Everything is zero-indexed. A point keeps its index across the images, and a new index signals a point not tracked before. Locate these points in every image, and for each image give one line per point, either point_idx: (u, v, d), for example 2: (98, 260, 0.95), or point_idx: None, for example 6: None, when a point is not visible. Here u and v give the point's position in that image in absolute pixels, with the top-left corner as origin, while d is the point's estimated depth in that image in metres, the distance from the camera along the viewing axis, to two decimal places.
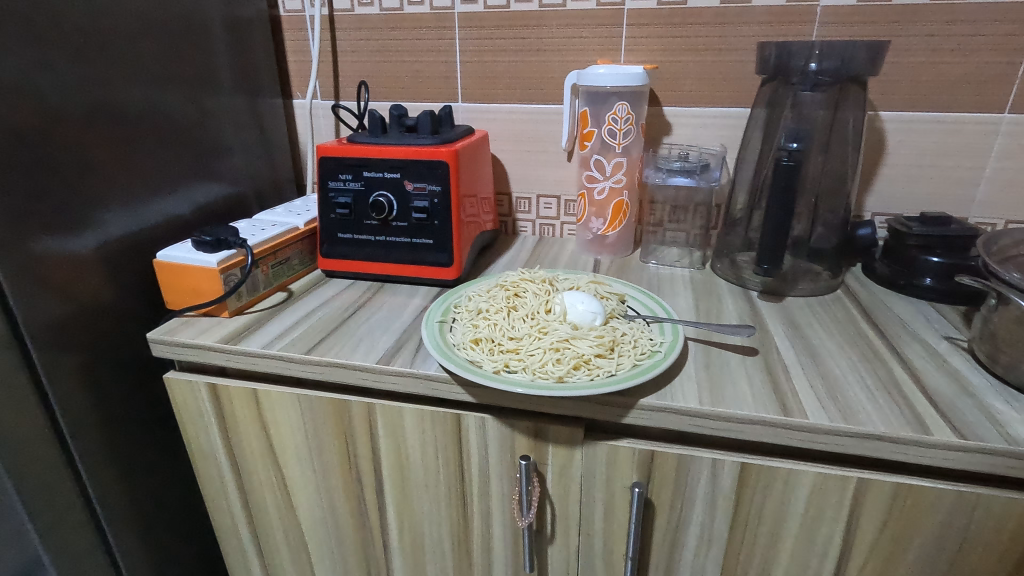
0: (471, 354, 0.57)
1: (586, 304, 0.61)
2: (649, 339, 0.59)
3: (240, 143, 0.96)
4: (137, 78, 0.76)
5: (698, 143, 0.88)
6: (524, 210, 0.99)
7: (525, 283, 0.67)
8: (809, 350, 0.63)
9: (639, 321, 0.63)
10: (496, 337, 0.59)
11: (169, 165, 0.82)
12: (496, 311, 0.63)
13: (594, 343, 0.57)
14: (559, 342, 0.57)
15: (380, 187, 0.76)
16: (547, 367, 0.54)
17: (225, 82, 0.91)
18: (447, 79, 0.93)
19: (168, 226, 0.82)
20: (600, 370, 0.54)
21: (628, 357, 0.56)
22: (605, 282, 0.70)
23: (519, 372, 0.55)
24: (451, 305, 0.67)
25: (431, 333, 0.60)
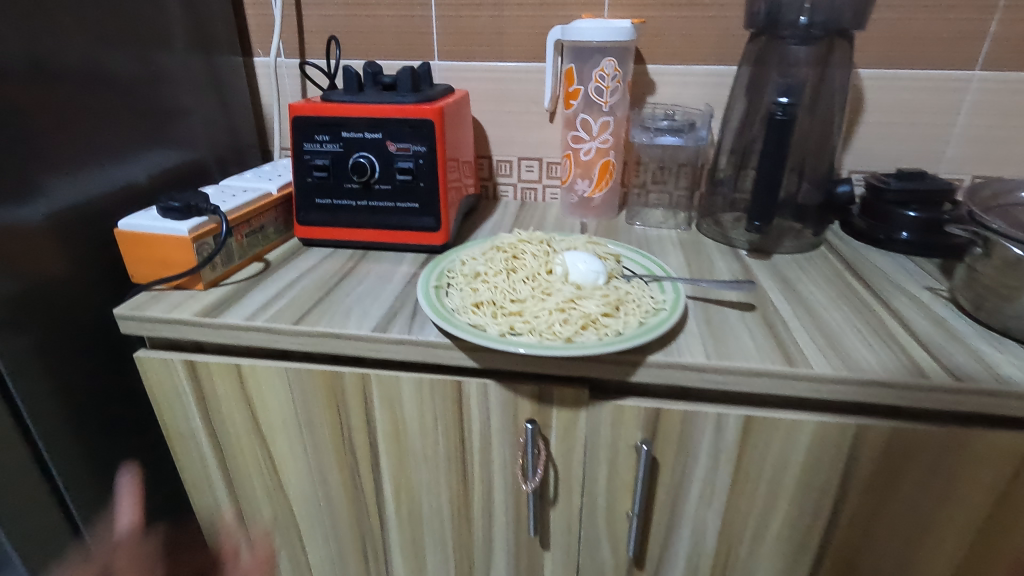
0: (473, 318, 0.55)
1: (589, 264, 0.60)
2: (651, 297, 0.59)
3: (197, 104, 0.88)
4: (80, 30, 0.68)
5: (682, 102, 0.86)
6: (505, 173, 0.96)
7: (523, 245, 0.66)
8: (804, 304, 0.64)
9: (640, 279, 0.63)
10: (499, 301, 0.57)
11: (122, 127, 0.75)
12: (495, 274, 0.61)
13: (600, 303, 0.56)
14: (565, 303, 0.56)
15: (360, 148, 0.72)
16: (554, 328, 0.53)
17: (177, 36, 0.84)
18: (422, 35, 0.88)
19: (125, 195, 0.76)
20: (609, 328, 0.54)
21: (634, 315, 0.55)
22: (601, 242, 0.69)
23: (525, 334, 0.53)
24: (445, 269, 0.65)
25: (428, 298, 0.58)
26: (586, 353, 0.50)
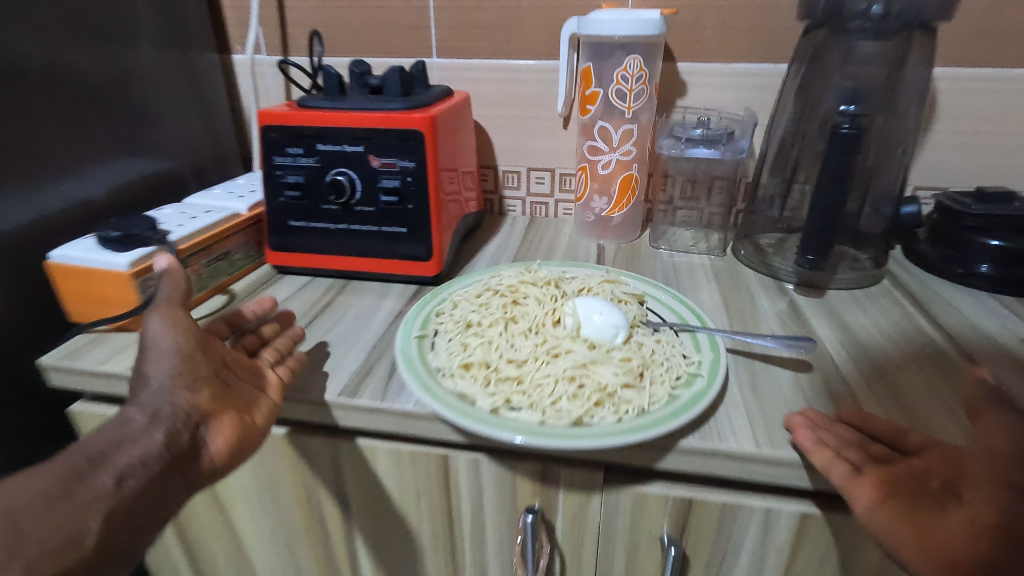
0: (460, 386, 0.45)
1: (606, 315, 0.50)
2: (682, 359, 0.48)
3: (170, 108, 0.79)
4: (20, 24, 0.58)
5: (718, 106, 0.74)
6: (512, 186, 0.85)
7: (525, 287, 0.55)
8: (867, 356, 0.52)
9: (667, 331, 0.52)
10: (494, 362, 0.47)
11: (76, 136, 0.65)
12: (490, 324, 0.50)
13: (620, 371, 0.46)
14: (575, 369, 0.46)
15: (338, 163, 0.61)
16: (560, 405, 0.43)
17: (145, 32, 0.74)
18: (418, 28, 0.77)
19: (77, 214, 0.66)
20: (629, 405, 0.43)
21: (662, 385, 0.45)
22: (619, 279, 0.59)
23: (524, 410, 0.43)
24: (432, 312, 0.54)
25: (406, 355, 0.48)
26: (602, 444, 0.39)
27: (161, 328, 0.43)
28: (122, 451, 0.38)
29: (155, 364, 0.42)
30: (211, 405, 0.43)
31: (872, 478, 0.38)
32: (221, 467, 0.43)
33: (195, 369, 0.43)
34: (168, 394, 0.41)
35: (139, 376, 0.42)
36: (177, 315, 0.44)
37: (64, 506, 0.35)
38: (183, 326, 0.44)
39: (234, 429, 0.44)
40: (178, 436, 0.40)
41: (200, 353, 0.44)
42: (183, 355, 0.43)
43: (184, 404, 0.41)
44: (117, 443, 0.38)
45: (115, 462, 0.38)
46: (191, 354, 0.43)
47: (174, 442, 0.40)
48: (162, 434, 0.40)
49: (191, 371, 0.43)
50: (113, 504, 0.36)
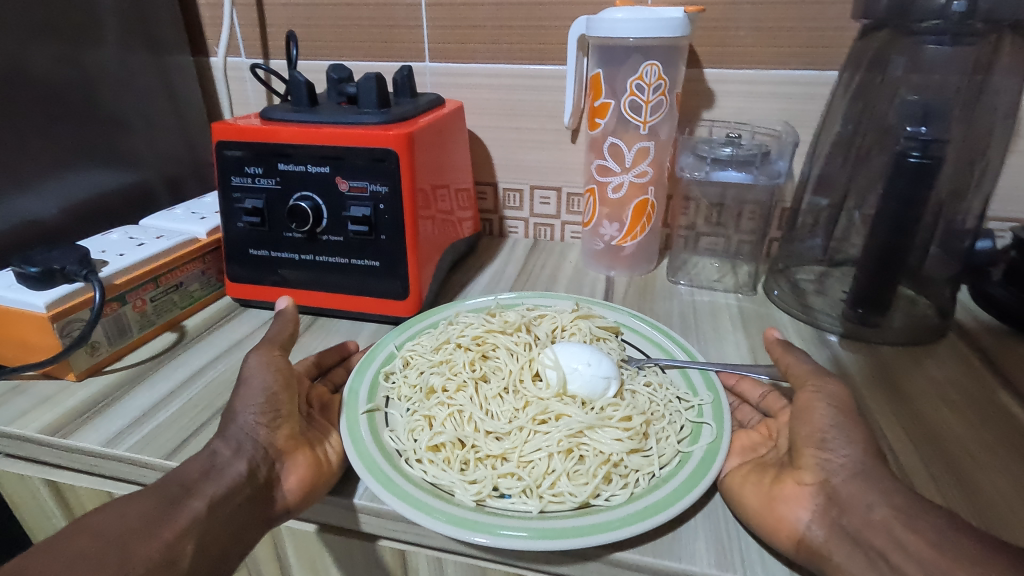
0: (435, 474, 0.39)
1: (593, 366, 0.45)
2: (681, 406, 0.44)
3: (145, 115, 0.72)
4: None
5: (751, 120, 0.63)
6: (514, 205, 0.75)
7: (492, 337, 0.51)
8: (898, 392, 0.48)
9: (654, 369, 0.49)
10: (471, 440, 0.42)
11: (24, 148, 0.58)
12: (460, 390, 0.46)
13: (622, 434, 0.42)
14: (570, 438, 0.42)
15: (302, 187, 0.53)
16: (559, 486, 0.38)
17: (112, 30, 0.66)
18: (408, 28, 0.68)
19: (24, 236, 0.59)
20: (639, 474, 0.39)
21: (668, 442, 0.41)
22: (592, 313, 0.55)
23: (516, 494, 0.38)
24: (382, 373, 0.47)
25: (359, 440, 0.39)
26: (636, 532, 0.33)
27: (256, 366, 0.42)
28: (208, 481, 0.35)
29: (243, 402, 0.39)
30: (296, 440, 0.39)
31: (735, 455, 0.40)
32: (292, 511, 0.37)
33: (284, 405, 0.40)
34: (251, 430, 0.38)
35: (226, 413, 0.40)
36: (273, 356, 0.43)
37: (157, 532, 0.32)
38: (277, 366, 0.42)
39: (309, 466, 0.38)
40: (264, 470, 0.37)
41: (287, 391, 0.41)
42: (270, 392, 0.40)
43: (264, 439, 0.38)
44: (204, 474, 0.35)
45: (205, 491, 0.35)
46: (279, 390, 0.40)
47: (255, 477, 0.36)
48: (243, 466, 0.36)
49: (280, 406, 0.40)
50: (205, 532, 0.33)
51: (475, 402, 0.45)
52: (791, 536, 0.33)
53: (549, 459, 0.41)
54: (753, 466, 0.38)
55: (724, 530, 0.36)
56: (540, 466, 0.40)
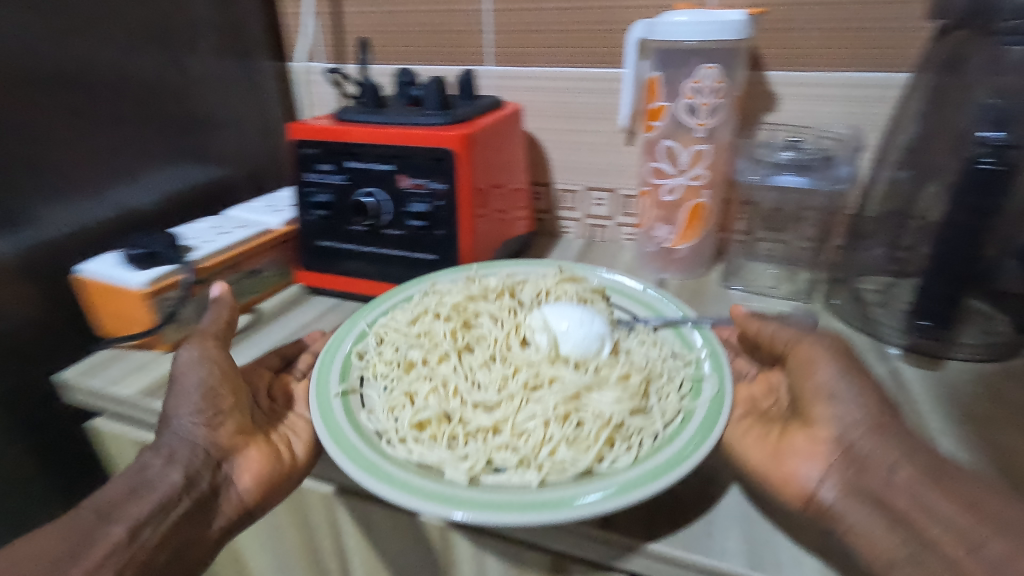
0: (422, 453, 0.39)
1: (583, 325, 0.48)
2: (677, 362, 0.47)
3: (232, 116, 0.78)
4: (72, 31, 0.59)
5: (816, 123, 0.61)
6: (569, 206, 0.76)
7: (473, 304, 0.51)
8: (963, 410, 0.45)
9: (644, 329, 0.51)
10: (458, 413, 0.43)
11: (131, 144, 0.65)
12: (442, 359, 0.47)
13: (624, 395, 0.43)
14: (568, 404, 0.42)
15: (368, 183, 0.57)
16: (557, 455, 0.39)
17: (204, 39, 0.73)
18: (471, 33, 0.71)
19: (126, 223, 0.66)
20: (642, 435, 0.41)
21: (670, 398, 0.44)
22: (577, 276, 0.56)
23: (511, 466, 0.39)
24: (354, 352, 0.48)
25: (334, 426, 0.40)
26: (650, 492, 0.34)
27: (192, 361, 0.45)
28: (135, 501, 0.39)
29: (179, 406, 0.43)
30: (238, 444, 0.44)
31: (739, 406, 0.46)
32: (249, 503, 0.43)
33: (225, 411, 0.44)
34: (185, 434, 0.42)
35: (165, 415, 0.43)
36: (207, 347, 0.46)
37: (82, 556, 0.36)
38: (216, 361, 0.45)
39: (258, 461, 0.43)
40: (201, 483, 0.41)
41: (227, 384, 0.44)
42: (207, 388, 0.43)
43: (203, 443, 0.42)
44: (131, 493, 0.39)
45: (129, 512, 0.38)
46: (216, 386, 0.44)
47: (189, 490, 0.40)
48: (178, 475, 0.40)
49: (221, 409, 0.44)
50: (132, 555, 0.37)
51: (458, 373, 0.46)
52: (801, 495, 0.38)
53: (546, 427, 0.41)
54: (756, 421, 0.44)
55: (754, 532, 0.37)
56: (537, 436, 0.41)
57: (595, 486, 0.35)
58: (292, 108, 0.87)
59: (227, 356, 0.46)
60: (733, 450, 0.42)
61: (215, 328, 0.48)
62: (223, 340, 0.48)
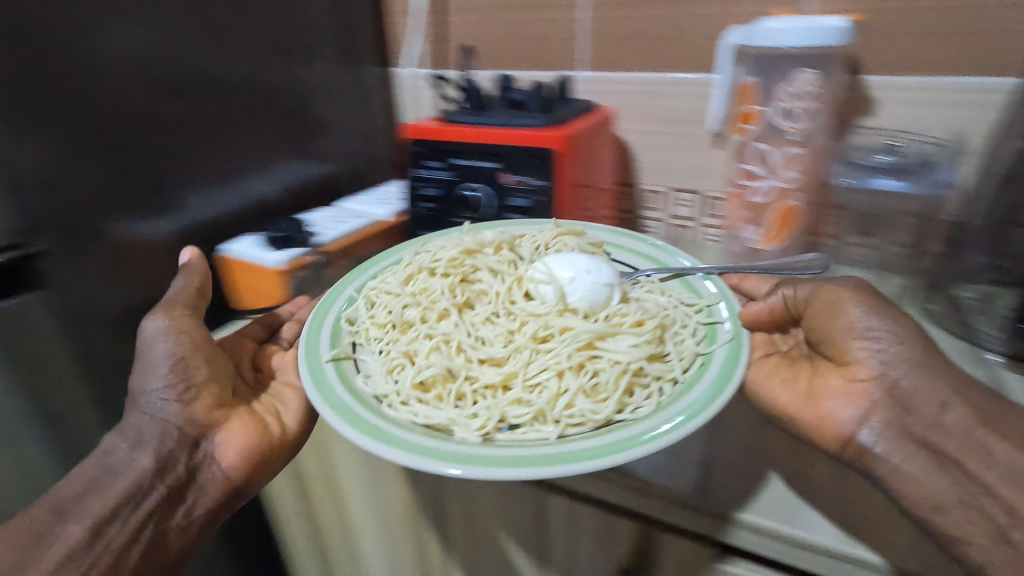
0: (430, 415, 0.43)
1: (592, 273, 0.51)
2: (688, 307, 0.51)
3: (341, 119, 0.86)
4: (206, 43, 0.66)
5: (915, 128, 0.61)
6: (653, 206, 0.79)
7: (469, 261, 0.56)
8: None
9: (647, 281, 0.55)
10: (464, 372, 0.47)
11: (257, 140, 0.74)
12: (438, 316, 0.52)
13: (638, 341, 0.48)
14: (582, 355, 0.48)
15: (474, 178, 0.62)
16: (567, 410, 0.44)
17: (322, 49, 0.81)
18: (568, 40, 0.75)
19: (252, 210, 0.75)
20: (662, 381, 0.46)
21: (686, 345, 0.48)
22: (575, 229, 0.59)
23: (524, 422, 0.44)
24: (342, 317, 0.51)
25: (327, 391, 0.41)
26: (700, 424, 0.37)
27: (159, 330, 0.48)
28: (93, 496, 0.46)
29: (150, 380, 0.47)
30: (211, 425, 0.49)
31: (760, 348, 0.53)
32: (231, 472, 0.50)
33: (198, 389, 0.49)
34: (157, 418, 0.47)
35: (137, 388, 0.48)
36: (177, 314, 0.49)
37: (48, 549, 0.43)
38: (185, 331, 0.49)
39: (241, 437, 0.50)
40: (174, 471, 0.47)
41: (196, 355, 0.48)
42: (176, 358, 0.47)
43: (175, 420, 0.47)
44: (91, 488, 0.46)
45: (84, 512, 0.45)
46: (184, 360, 0.48)
47: (151, 484, 0.46)
48: (147, 462, 0.46)
49: (191, 385, 0.48)
50: (97, 552, 0.44)
51: (460, 330, 0.51)
52: (838, 438, 0.43)
53: (560, 379, 0.46)
54: (777, 360, 0.51)
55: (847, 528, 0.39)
56: (552, 389, 0.45)
57: (611, 435, 0.37)
58: (392, 111, 0.93)
59: (196, 323, 0.50)
60: (766, 393, 0.48)
61: (186, 299, 0.51)
62: (195, 309, 0.52)
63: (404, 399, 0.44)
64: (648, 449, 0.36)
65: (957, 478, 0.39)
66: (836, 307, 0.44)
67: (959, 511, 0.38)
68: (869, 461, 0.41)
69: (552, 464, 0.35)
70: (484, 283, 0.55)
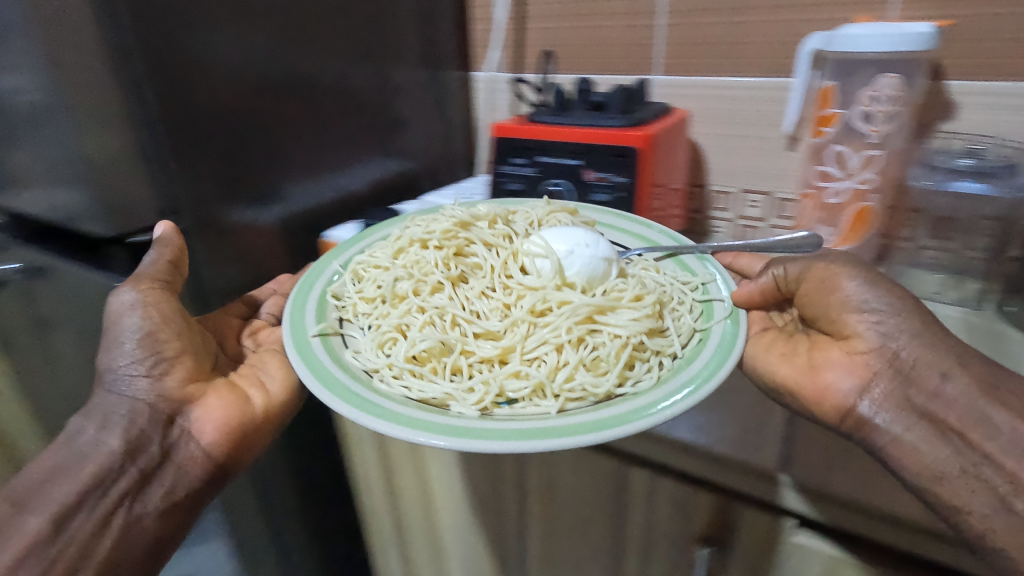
0: (423, 389, 0.47)
1: (591, 247, 0.54)
2: (684, 282, 0.55)
3: (422, 119, 0.92)
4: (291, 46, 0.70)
5: (997, 133, 0.61)
6: (721, 206, 0.81)
7: (462, 234, 0.58)
8: None
9: (641, 260, 0.58)
10: (458, 345, 0.50)
11: (350, 138, 0.80)
12: (430, 290, 0.55)
13: (639, 316, 0.51)
14: (582, 329, 0.51)
15: (557, 175, 0.66)
16: (564, 382, 0.47)
17: (409, 54, 0.86)
18: (645, 46, 0.79)
19: (343, 202, 0.81)
20: (662, 356, 0.49)
21: (685, 320, 0.52)
22: (568, 207, 0.62)
23: (522, 395, 0.47)
24: (329, 292, 0.55)
25: (316, 364, 0.44)
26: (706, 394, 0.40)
27: (135, 309, 0.51)
28: (57, 482, 0.49)
29: (120, 356, 0.51)
30: (185, 401, 0.53)
31: (757, 324, 0.55)
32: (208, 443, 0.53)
33: (174, 365, 0.52)
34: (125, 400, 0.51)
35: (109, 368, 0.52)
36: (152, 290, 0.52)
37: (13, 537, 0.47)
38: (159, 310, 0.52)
39: (215, 413, 0.53)
40: (150, 449, 0.51)
41: (166, 329, 0.52)
42: (149, 334, 0.51)
43: (147, 399, 0.51)
44: (54, 476, 0.50)
45: (46, 500, 0.49)
46: (157, 337, 0.51)
47: (113, 471, 0.49)
48: (113, 446, 0.50)
49: (163, 362, 0.52)
50: (62, 540, 0.48)
51: (455, 304, 0.54)
52: (838, 410, 0.45)
53: (559, 354, 0.50)
54: (775, 336, 0.53)
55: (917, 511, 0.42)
56: (552, 365, 0.48)
57: (606, 409, 0.40)
58: (468, 112, 0.99)
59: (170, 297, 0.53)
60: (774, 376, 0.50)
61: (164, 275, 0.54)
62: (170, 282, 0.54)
63: (396, 372, 0.48)
64: (648, 420, 0.38)
65: (960, 448, 0.42)
66: (832, 282, 0.47)
67: (959, 480, 0.41)
68: (869, 431, 0.44)
69: (539, 436, 0.37)
70: (479, 258, 0.57)
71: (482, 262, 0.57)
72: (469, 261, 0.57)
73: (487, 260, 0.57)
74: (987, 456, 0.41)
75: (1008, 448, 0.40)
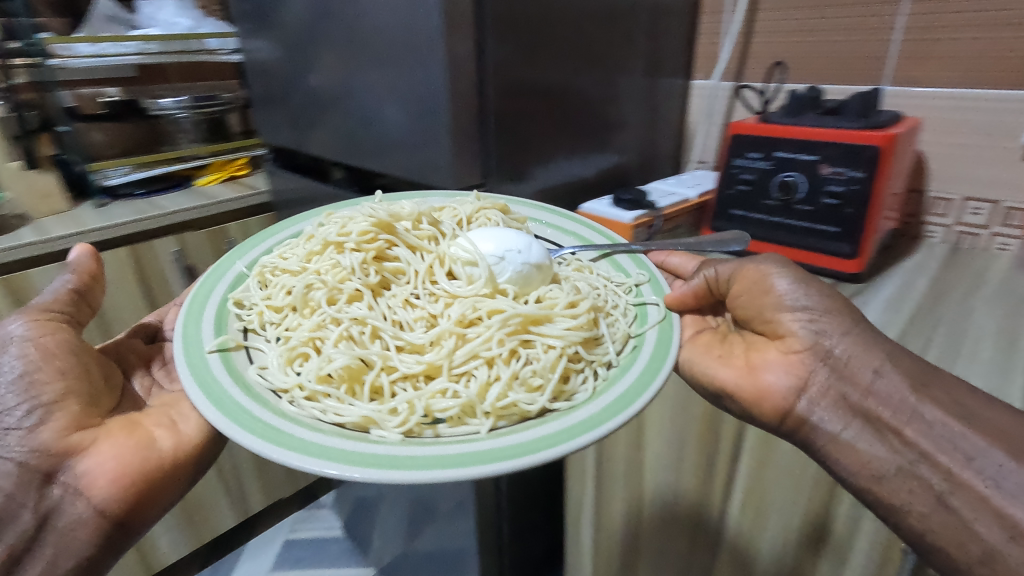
0: (340, 413, 0.52)
1: (523, 253, 0.63)
2: (620, 279, 0.69)
3: (642, 121, 1.03)
4: (571, 60, 0.85)
5: None
6: (939, 212, 0.85)
7: (380, 240, 0.65)
8: None
9: (573, 259, 0.71)
10: (376, 359, 0.57)
11: (590, 134, 0.94)
12: (351, 297, 0.62)
13: (572, 324, 0.61)
14: (513, 340, 0.60)
15: (791, 168, 0.76)
16: (486, 400, 0.54)
17: (639, 64, 0.97)
18: (878, 60, 0.86)
19: (577, 186, 0.96)
20: (596, 364, 0.59)
21: (619, 325, 0.63)
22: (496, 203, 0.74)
23: (448, 408, 0.54)
24: (233, 300, 0.62)
25: (219, 396, 0.48)
26: (642, 402, 0.48)
27: (14, 352, 0.57)
28: None
29: None
30: (69, 451, 0.57)
31: (692, 326, 0.72)
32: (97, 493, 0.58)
33: (52, 412, 0.57)
34: None
35: None
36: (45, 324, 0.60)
37: None
38: (43, 350, 0.58)
39: (98, 455, 0.58)
40: (25, 515, 0.57)
41: (47, 368, 0.58)
42: (25, 374, 0.57)
43: (30, 446, 0.56)
44: None
45: None
46: (37, 379, 0.57)
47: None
48: None
49: (41, 406, 0.57)
50: None
51: (378, 314, 0.61)
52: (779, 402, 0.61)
53: (487, 372, 0.57)
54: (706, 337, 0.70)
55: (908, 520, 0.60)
56: (480, 382, 0.56)
57: (536, 433, 0.46)
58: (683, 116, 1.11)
59: (62, 333, 0.60)
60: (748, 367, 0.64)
61: (59, 307, 0.62)
62: (64, 314, 0.62)
63: (307, 393, 0.53)
64: (579, 439, 0.44)
65: (894, 445, 0.55)
66: (762, 283, 0.62)
67: (896, 479, 0.54)
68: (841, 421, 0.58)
69: (470, 463, 0.42)
70: (400, 264, 0.65)
71: (403, 266, 0.65)
72: (390, 265, 0.65)
73: (409, 264, 0.65)
74: (921, 454, 0.54)
75: (936, 440, 0.53)
